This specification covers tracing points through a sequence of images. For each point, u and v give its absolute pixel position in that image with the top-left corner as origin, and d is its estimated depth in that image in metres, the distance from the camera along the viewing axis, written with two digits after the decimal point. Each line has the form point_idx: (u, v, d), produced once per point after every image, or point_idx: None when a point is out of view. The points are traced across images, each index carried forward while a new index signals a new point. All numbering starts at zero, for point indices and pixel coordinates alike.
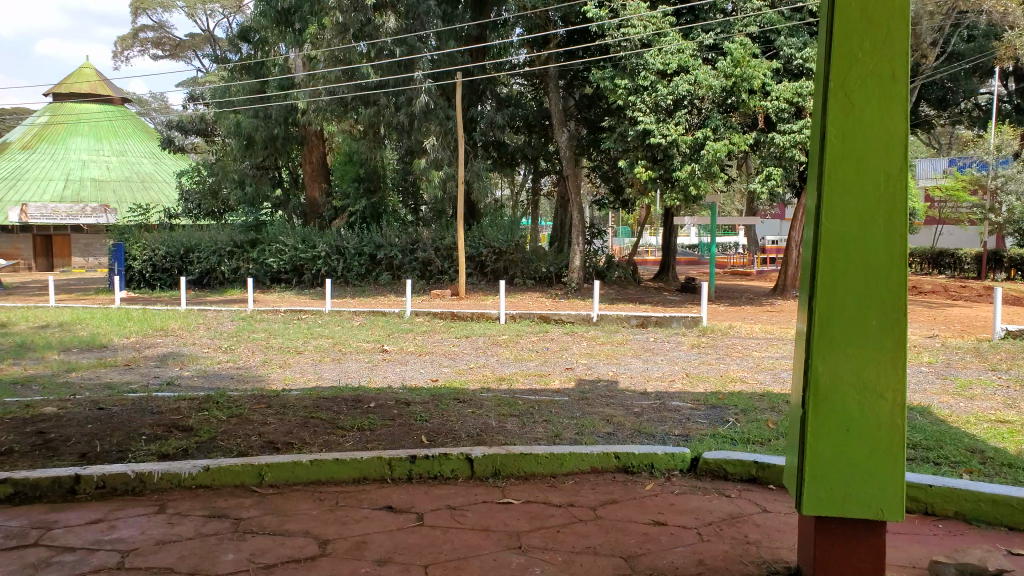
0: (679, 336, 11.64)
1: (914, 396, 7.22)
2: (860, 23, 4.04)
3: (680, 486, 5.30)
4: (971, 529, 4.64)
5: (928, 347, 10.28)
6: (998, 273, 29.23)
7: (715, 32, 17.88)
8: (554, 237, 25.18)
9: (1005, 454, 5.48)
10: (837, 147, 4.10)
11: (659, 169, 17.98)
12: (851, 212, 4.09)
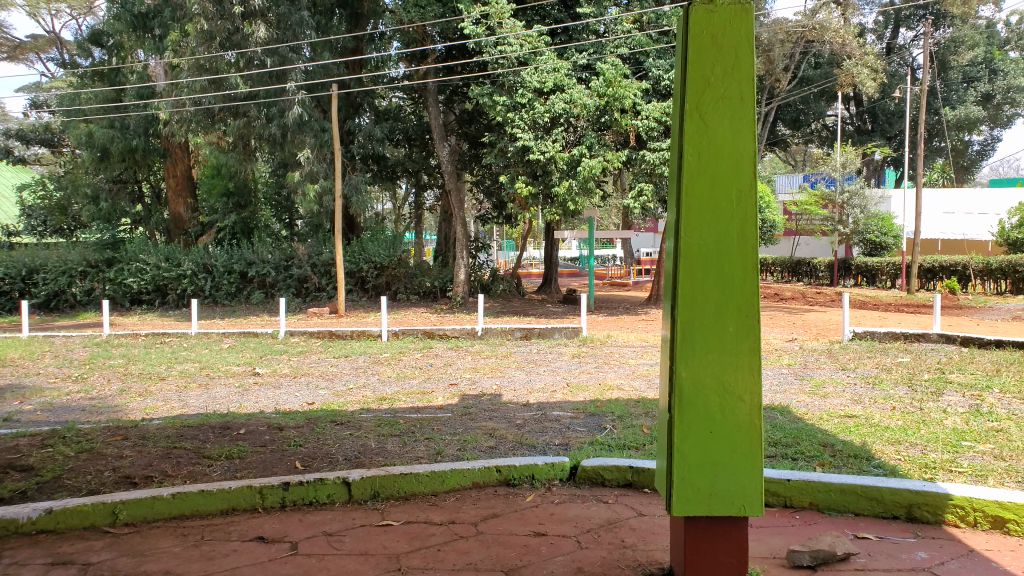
0: (560, 347, 11.85)
1: (777, 396, 7.59)
2: (712, 46, 4.22)
3: (560, 495, 5.37)
4: (822, 518, 5.21)
5: (788, 349, 10.84)
6: (847, 280, 30.58)
7: (589, 52, 18.46)
8: (438, 251, 25.04)
9: (853, 446, 5.95)
10: (694, 163, 4.25)
11: (539, 185, 18.22)
12: (707, 226, 4.24)
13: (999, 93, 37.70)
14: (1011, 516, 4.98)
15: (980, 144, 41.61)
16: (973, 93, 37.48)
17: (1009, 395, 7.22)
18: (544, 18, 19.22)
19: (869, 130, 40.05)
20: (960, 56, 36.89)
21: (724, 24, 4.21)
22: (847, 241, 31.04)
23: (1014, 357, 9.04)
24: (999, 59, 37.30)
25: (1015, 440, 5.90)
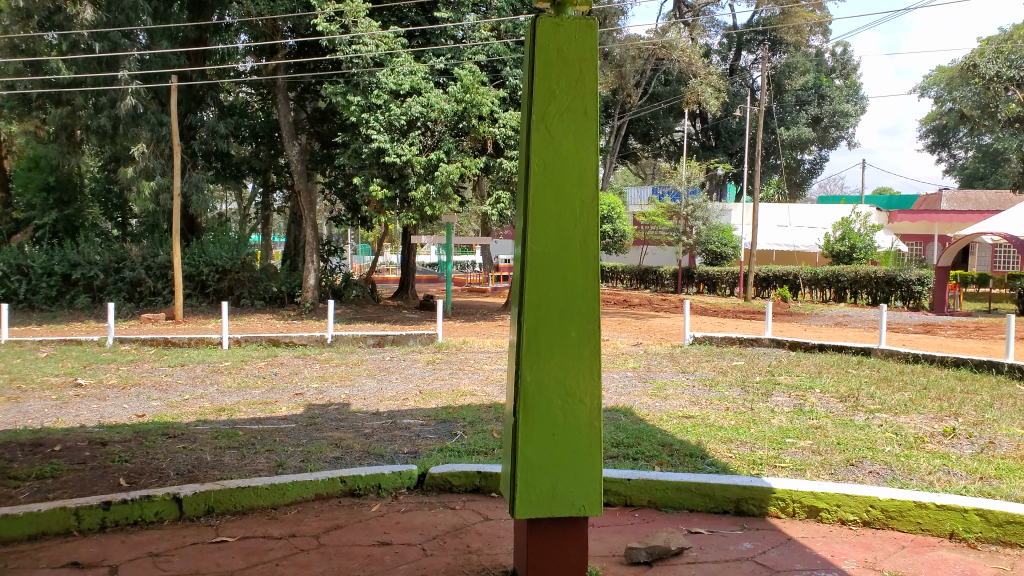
0: (414, 354, 11.81)
1: (622, 398, 7.91)
2: (559, 59, 4.28)
3: (407, 503, 5.34)
4: (660, 516, 5.47)
5: (634, 353, 11.33)
6: (690, 288, 31.89)
7: (446, 57, 18.77)
8: (286, 255, 24.63)
9: (689, 445, 6.30)
10: (540, 173, 4.29)
11: (395, 187, 17.76)
12: (553, 234, 4.30)
13: (827, 116, 41.14)
14: (824, 505, 5.46)
15: (812, 163, 44.90)
16: (805, 116, 40.81)
17: (826, 394, 7.94)
18: (400, 20, 19.50)
19: (713, 147, 42.46)
20: (793, 80, 39.78)
21: (571, 37, 4.28)
22: (689, 250, 32.61)
23: (832, 360, 9.94)
24: (827, 86, 40.92)
25: (829, 436, 6.51)
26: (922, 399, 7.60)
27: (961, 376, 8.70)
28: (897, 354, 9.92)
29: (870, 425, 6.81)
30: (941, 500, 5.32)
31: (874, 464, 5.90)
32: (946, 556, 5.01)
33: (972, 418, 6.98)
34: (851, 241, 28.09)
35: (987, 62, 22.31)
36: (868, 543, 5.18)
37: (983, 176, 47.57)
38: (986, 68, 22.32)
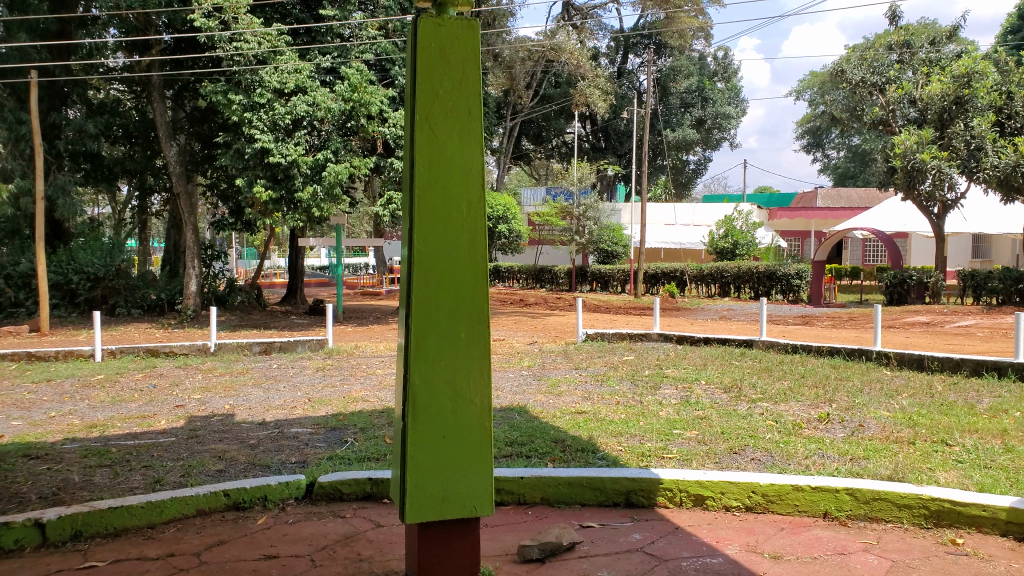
0: (303, 361, 11.53)
1: (516, 397, 7.96)
2: (440, 60, 4.22)
3: (295, 515, 5.22)
4: (552, 512, 5.56)
5: (528, 351, 11.43)
6: (583, 286, 32.35)
7: (332, 55, 18.52)
8: (166, 261, 23.43)
9: (581, 440, 6.43)
10: (425, 174, 4.19)
11: (280, 189, 17.36)
12: (439, 235, 4.20)
13: (710, 117, 42.89)
14: (709, 493, 5.67)
15: (696, 163, 46.41)
16: (689, 117, 42.15)
17: (711, 386, 8.29)
18: (284, 18, 18.96)
19: (603, 148, 43.66)
20: (678, 83, 41.31)
21: (451, 38, 4.23)
22: (582, 249, 32.83)
23: (717, 352, 10.40)
24: (709, 89, 42.29)
25: (714, 426, 6.79)
26: (799, 387, 8.05)
27: (834, 364, 9.28)
28: (777, 345, 10.46)
29: (752, 414, 7.15)
30: (816, 481, 5.64)
31: (755, 451, 6.19)
32: (820, 535, 5.31)
33: (844, 404, 7.45)
34: (734, 238, 29.30)
35: (852, 68, 23.71)
36: (750, 527, 5.42)
37: (853, 175, 51.35)
38: (853, 74, 23.63)
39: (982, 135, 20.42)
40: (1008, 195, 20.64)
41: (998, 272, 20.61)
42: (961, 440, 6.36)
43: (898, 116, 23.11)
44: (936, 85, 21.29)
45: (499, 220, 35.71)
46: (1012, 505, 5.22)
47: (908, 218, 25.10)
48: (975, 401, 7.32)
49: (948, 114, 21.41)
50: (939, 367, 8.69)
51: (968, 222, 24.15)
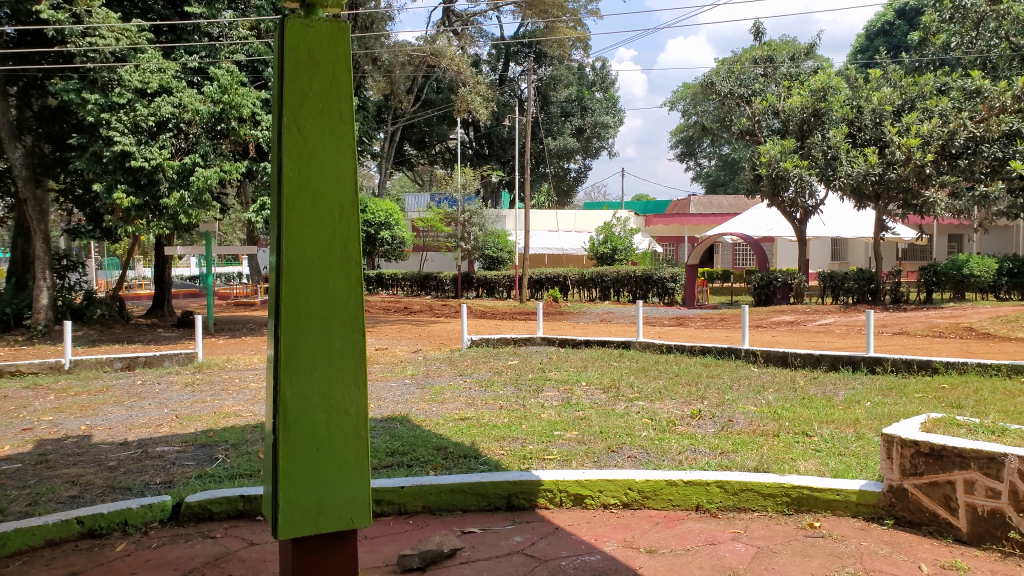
0: (170, 376, 10.99)
1: (397, 406, 7.90)
2: (309, 60, 3.84)
3: (159, 538, 4.96)
4: (433, 519, 5.56)
5: (410, 360, 11.35)
6: (470, 292, 32.19)
7: (200, 54, 18.06)
8: (12, 272, 21.18)
9: (463, 446, 6.46)
10: (294, 179, 3.80)
11: (144, 195, 16.30)
12: (312, 240, 3.83)
13: (589, 126, 44.01)
14: (587, 492, 5.80)
15: (576, 171, 47.32)
16: (569, 127, 43.27)
17: (591, 387, 8.52)
18: (145, 12, 18.06)
19: (487, 155, 43.96)
20: (558, 92, 42.18)
21: (322, 41, 3.86)
22: (468, 256, 32.30)
23: (598, 354, 10.72)
24: (588, 98, 43.41)
25: (594, 426, 6.98)
26: (674, 386, 8.43)
27: (707, 362, 9.78)
28: (653, 345, 10.91)
29: (630, 412, 7.42)
30: (689, 476, 5.89)
31: (632, 448, 6.41)
32: (692, 527, 5.55)
33: (715, 400, 7.85)
34: (613, 244, 30.32)
35: (721, 80, 25.19)
36: (628, 523, 5.59)
37: (723, 183, 54.01)
38: (721, 85, 25.07)
39: (837, 146, 21.83)
40: (859, 201, 22.24)
41: (853, 274, 22.38)
42: (819, 430, 6.85)
43: (763, 127, 24.64)
44: (796, 98, 23.04)
45: (381, 226, 35.32)
46: (861, 488, 5.74)
47: (773, 223, 26.57)
48: (831, 394, 7.91)
49: (807, 126, 23.18)
50: (801, 363, 9.34)
51: (827, 227, 25.89)
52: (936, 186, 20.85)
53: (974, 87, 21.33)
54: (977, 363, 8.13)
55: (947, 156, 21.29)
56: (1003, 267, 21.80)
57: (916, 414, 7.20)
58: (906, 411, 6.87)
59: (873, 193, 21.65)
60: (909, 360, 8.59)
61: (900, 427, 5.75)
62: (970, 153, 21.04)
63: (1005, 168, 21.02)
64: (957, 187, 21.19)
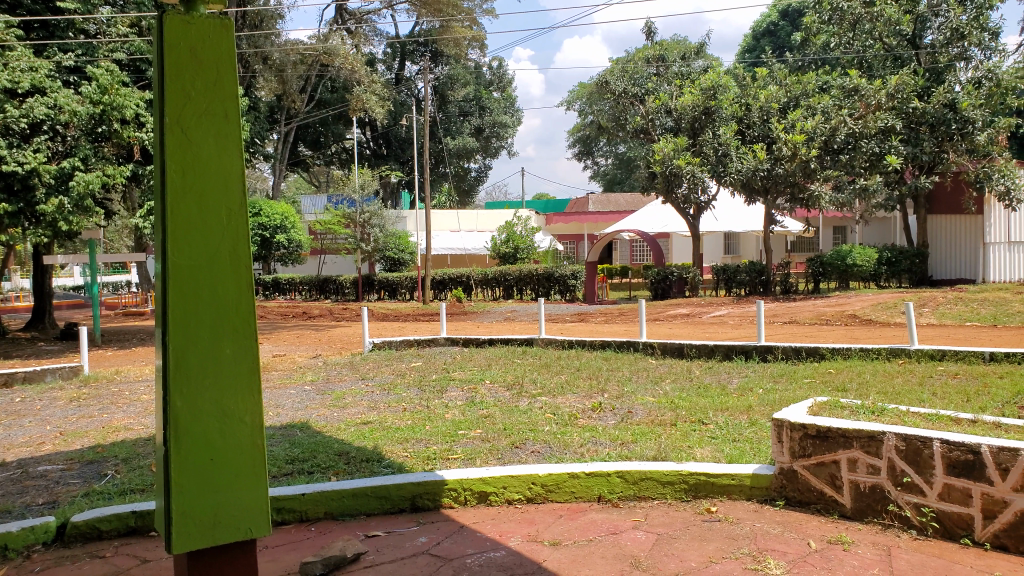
0: (52, 392, 10.43)
1: (297, 413, 7.79)
2: (190, 59, 3.58)
3: (42, 561, 4.73)
4: (336, 525, 5.52)
5: (310, 366, 11.15)
6: (371, 295, 31.49)
7: (76, 52, 17.44)
8: None
9: (365, 451, 6.44)
10: (177, 179, 3.55)
11: (17, 201, 15.06)
12: (198, 243, 3.58)
13: (487, 126, 43.93)
14: (491, 488, 5.87)
15: (477, 171, 47.00)
16: (468, 126, 43.03)
17: (495, 385, 8.63)
18: (13, 7, 16.87)
19: (385, 154, 42.80)
20: (455, 92, 41.71)
21: (204, 38, 3.60)
22: (369, 259, 32.24)
23: (500, 352, 10.84)
24: (486, 97, 43.39)
25: (497, 423, 7.09)
26: (576, 380, 8.65)
27: (607, 356, 10.07)
28: (555, 342, 11.14)
29: (532, 408, 7.56)
30: (591, 468, 6.02)
31: (535, 444, 6.53)
32: (595, 518, 5.70)
33: (615, 392, 8.10)
34: (514, 243, 30.41)
35: (616, 79, 25.65)
36: (532, 517, 5.69)
37: (620, 180, 55.60)
38: (615, 85, 25.59)
39: (727, 143, 22.89)
40: (750, 197, 23.37)
41: (745, 266, 23.34)
42: (714, 418, 7.15)
43: (657, 125, 25.19)
44: (688, 97, 23.89)
45: (276, 230, 34.09)
46: (755, 472, 6.02)
47: (668, 219, 27.25)
48: (725, 382, 8.29)
49: (699, 123, 24.18)
50: (697, 354, 9.74)
51: (719, 222, 26.72)
52: (820, 180, 22.16)
53: (852, 85, 22.68)
54: (860, 348, 8.68)
55: (830, 152, 22.53)
56: (882, 256, 23.21)
57: (803, 398, 7.63)
58: (793, 395, 7.29)
59: (762, 188, 22.84)
60: (797, 348, 9.08)
61: (788, 412, 6.10)
62: (851, 149, 22.32)
63: (881, 163, 22.55)
64: (840, 181, 22.60)
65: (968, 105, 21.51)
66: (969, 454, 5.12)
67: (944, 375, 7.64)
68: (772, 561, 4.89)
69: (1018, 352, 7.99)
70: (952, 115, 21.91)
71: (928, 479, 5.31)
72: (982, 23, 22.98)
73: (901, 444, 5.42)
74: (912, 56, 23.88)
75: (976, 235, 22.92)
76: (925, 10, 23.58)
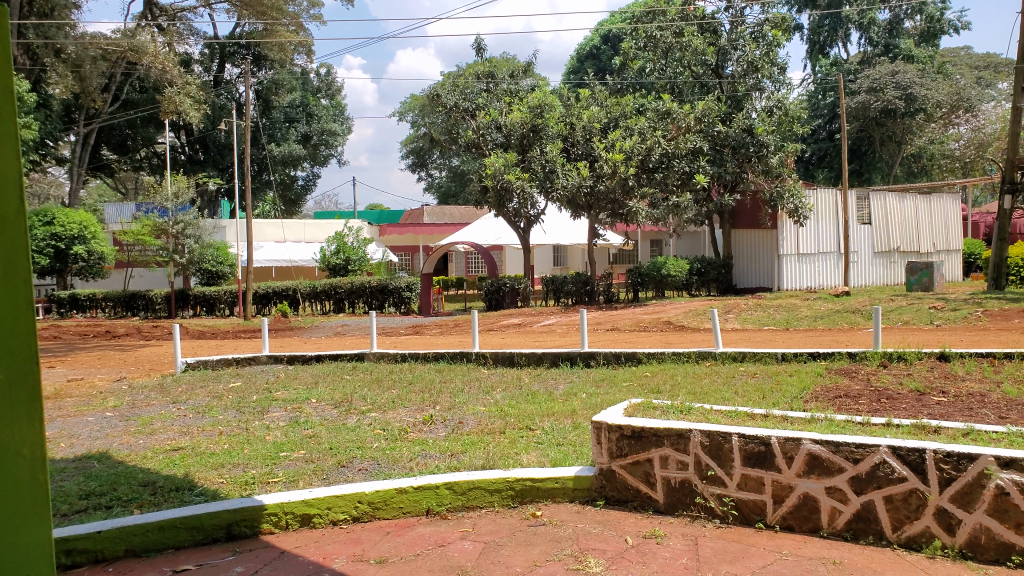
0: None
1: (95, 442, 7.14)
2: None
3: None
4: (138, 563, 5.11)
5: (112, 390, 10.17)
6: (186, 311, 28.79)
7: None
8: None
9: (175, 479, 6.05)
10: None
11: None
12: None
13: (315, 134, 42.40)
14: (315, 510, 5.71)
15: (304, 179, 44.78)
16: (294, 133, 41.14)
17: (322, 403, 8.41)
18: None
19: (201, 160, 40.05)
20: (280, 97, 39.88)
21: None
22: (183, 271, 29.64)
23: (329, 369, 10.54)
24: (313, 105, 42.02)
25: (322, 442, 6.90)
26: (407, 394, 8.61)
27: (441, 368, 10.14)
28: (387, 355, 11.05)
29: (360, 425, 7.45)
30: (419, 482, 6.00)
31: (363, 461, 6.44)
32: (422, 532, 5.69)
33: (447, 404, 8.17)
34: (346, 254, 29.53)
35: (447, 93, 26.09)
36: (357, 537, 5.58)
37: (454, 194, 56.09)
38: (446, 98, 26.04)
39: (553, 160, 23.71)
40: (575, 210, 24.54)
41: (571, 276, 24.37)
42: (541, 424, 7.42)
43: (488, 140, 25.41)
44: (515, 114, 24.25)
45: (73, 240, 30.92)
46: (576, 474, 6.29)
47: (500, 231, 27.68)
48: (552, 388, 8.60)
49: (527, 140, 24.67)
50: (526, 362, 10.06)
51: (547, 235, 27.60)
52: (637, 197, 23.37)
53: (665, 108, 24.13)
54: (672, 352, 9.38)
55: (646, 170, 23.97)
56: (692, 267, 25.28)
57: (623, 401, 8.11)
58: (613, 398, 7.72)
59: (585, 204, 23.94)
60: (617, 353, 9.66)
61: (607, 414, 6.46)
62: (664, 168, 23.92)
63: (691, 181, 24.37)
64: (654, 199, 24.35)
65: (763, 130, 24.11)
66: (761, 446, 5.69)
67: (745, 375, 8.44)
68: (592, 560, 5.13)
69: (803, 351, 9.01)
70: (750, 139, 24.41)
71: (729, 471, 5.82)
72: (771, 58, 25.58)
73: (705, 440, 5.89)
74: (716, 85, 26.22)
75: (772, 248, 25.48)
76: (726, 43, 26.11)
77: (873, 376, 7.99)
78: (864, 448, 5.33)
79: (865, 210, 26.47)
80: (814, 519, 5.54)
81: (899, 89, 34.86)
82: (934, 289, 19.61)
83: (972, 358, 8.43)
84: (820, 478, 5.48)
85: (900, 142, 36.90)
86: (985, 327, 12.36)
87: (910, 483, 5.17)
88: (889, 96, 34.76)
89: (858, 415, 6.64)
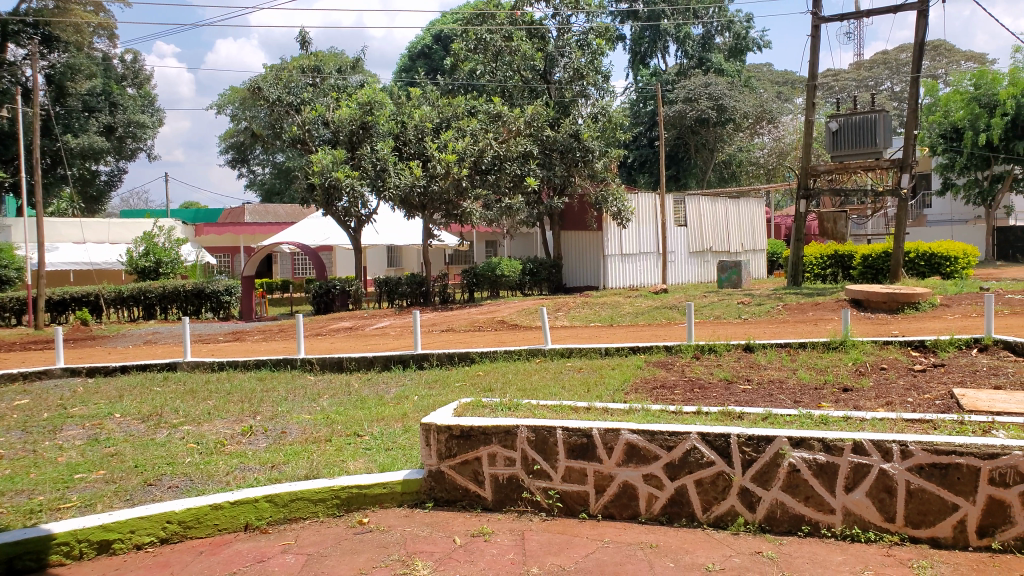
0: None
1: None
2: None
3: None
4: None
5: None
6: None
7: None
8: None
9: None
10: None
11: None
12: None
13: (121, 125, 38.79)
14: (116, 535, 5.29)
15: (106, 174, 41.12)
16: (95, 123, 37.17)
17: (127, 418, 7.80)
18: None
19: None
20: (77, 84, 36.11)
21: None
22: None
23: (134, 381, 9.78)
24: (117, 93, 38.12)
25: (126, 461, 6.42)
26: (224, 405, 8.20)
27: (262, 376, 9.74)
28: (202, 364, 10.45)
29: (171, 440, 6.99)
30: (235, 496, 5.73)
31: (173, 478, 6.06)
32: (240, 549, 5.42)
33: (268, 414, 7.85)
34: (156, 256, 27.44)
35: (269, 86, 24.57)
36: (165, 560, 5.22)
37: (279, 192, 53.70)
38: (268, 92, 24.56)
39: (385, 159, 22.95)
40: (409, 211, 24.12)
41: (406, 278, 24.16)
42: (370, 429, 7.32)
43: (314, 135, 24.91)
44: (344, 111, 23.37)
45: None
46: (405, 477, 6.25)
47: (329, 231, 27.15)
48: (382, 392, 8.53)
49: (356, 137, 23.77)
50: (355, 366, 9.91)
51: (380, 236, 27.24)
52: (471, 199, 23.72)
53: (496, 111, 24.46)
54: (503, 351, 9.59)
55: (479, 172, 24.19)
56: (525, 267, 26.06)
57: (455, 401, 8.20)
58: (444, 399, 7.79)
59: (420, 204, 23.71)
60: (450, 354, 9.77)
61: (437, 415, 6.47)
62: (496, 170, 24.35)
63: (523, 184, 25.17)
64: (488, 200, 24.71)
65: (588, 136, 25.28)
66: (583, 438, 5.95)
67: (571, 370, 8.81)
68: (419, 563, 5.14)
69: (624, 346, 9.57)
70: (577, 145, 25.47)
71: (554, 465, 6.03)
72: (595, 67, 27.22)
73: (531, 436, 6.07)
74: (545, 89, 27.21)
75: (596, 249, 26.82)
76: (553, 49, 27.08)
77: (686, 368, 8.60)
78: (676, 436, 5.72)
79: (681, 212, 28.54)
80: (633, 506, 5.87)
81: (711, 100, 37.67)
82: (741, 286, 21.42)
83: (771, 348, 9.33)
84: (637, 466, 5.82)
85: (713, 149, 40.03)
86: (784, 319, 13.75)
87: (717, 466, 5.62)
88: (702, 106, 37.41)
89: (671, 405, 7.10)
